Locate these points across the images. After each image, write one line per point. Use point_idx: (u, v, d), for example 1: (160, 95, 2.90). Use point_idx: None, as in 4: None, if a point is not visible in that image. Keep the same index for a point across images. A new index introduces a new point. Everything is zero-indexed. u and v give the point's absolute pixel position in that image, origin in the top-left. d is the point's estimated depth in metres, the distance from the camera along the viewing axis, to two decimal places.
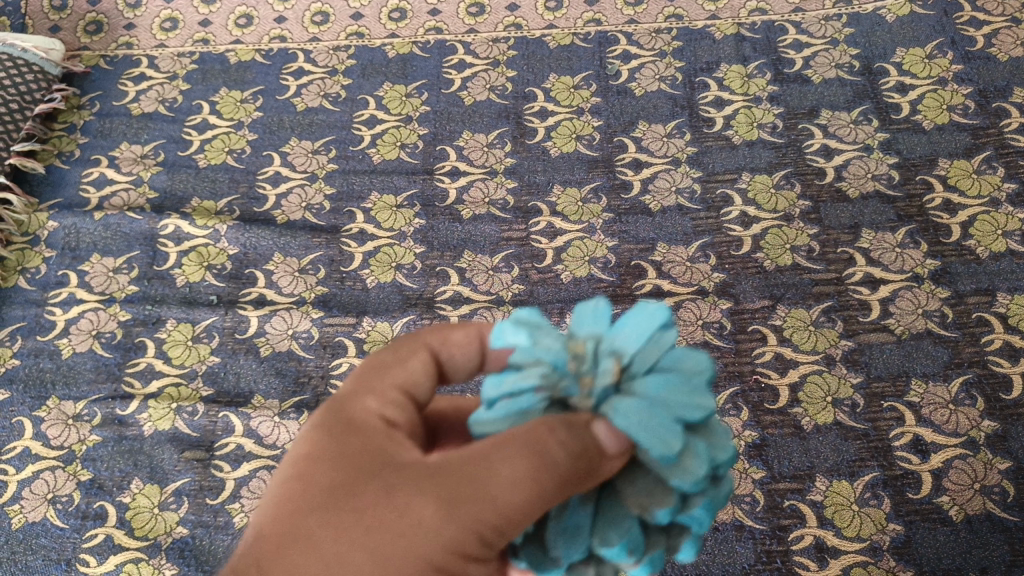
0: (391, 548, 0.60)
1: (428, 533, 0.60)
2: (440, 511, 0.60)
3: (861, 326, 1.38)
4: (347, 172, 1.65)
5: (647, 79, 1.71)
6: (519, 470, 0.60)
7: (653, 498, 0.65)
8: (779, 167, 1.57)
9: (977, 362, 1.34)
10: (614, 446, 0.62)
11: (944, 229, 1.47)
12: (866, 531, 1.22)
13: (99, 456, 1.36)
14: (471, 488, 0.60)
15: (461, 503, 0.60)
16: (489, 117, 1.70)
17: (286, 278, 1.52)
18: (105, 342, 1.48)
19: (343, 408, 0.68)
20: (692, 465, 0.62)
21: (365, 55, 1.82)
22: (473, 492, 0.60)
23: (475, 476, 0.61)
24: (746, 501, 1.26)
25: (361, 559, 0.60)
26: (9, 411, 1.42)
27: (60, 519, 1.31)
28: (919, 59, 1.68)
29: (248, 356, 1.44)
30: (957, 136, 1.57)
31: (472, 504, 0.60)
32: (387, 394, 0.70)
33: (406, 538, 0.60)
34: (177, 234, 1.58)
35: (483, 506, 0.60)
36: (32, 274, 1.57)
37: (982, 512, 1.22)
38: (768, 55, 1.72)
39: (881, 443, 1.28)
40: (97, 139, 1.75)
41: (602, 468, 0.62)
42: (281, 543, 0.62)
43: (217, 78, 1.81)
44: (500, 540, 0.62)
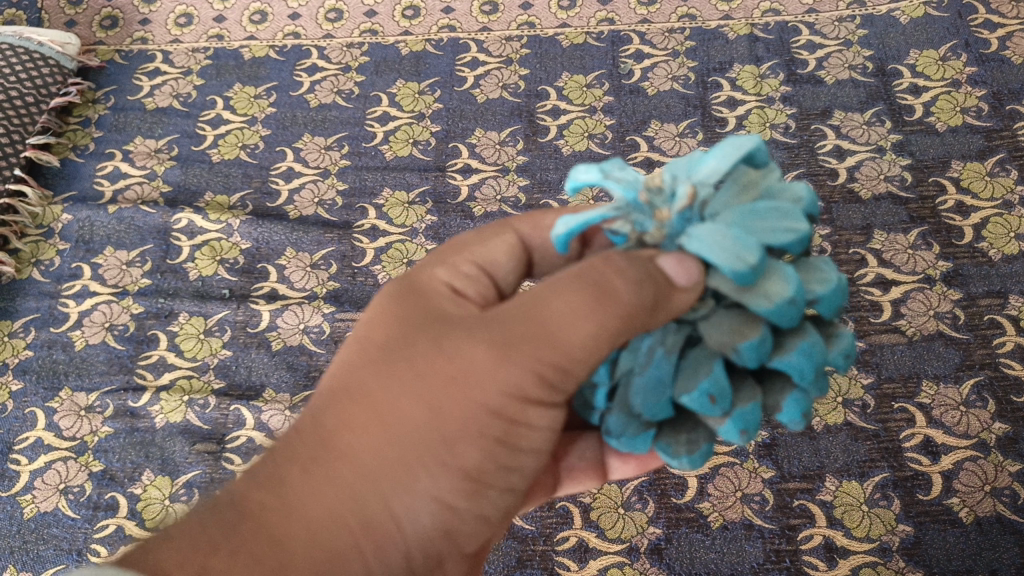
0: (444, 390, 0.68)
1: (478, 376, 0.67)
2: (491, 354, 0.67)
3: (872, 327, 1.39)
4: (360, 169, 1.66)
5: (660, 79, 1.72)
6: (576, 301, 0.64)
7: (737, 334, 0.63)
8: (791, 167, 1.57)
9: (989, 364, 1.33)
10: (685, 280, 0.63)
11: (957, 231, 1.46)
12: (876, 531, 1.22)
13: (112, 448, 1.37)
14: (522, 327, 0.66)
15: (509, 345, 0.66)
16: (502, 114, 1.70)
17: (298, 273, 1.53)
18: (118, 334, 1.48)
19: (416, 279, 0.76)
20: (776, 289, 0.61)
21: (379, 52, 1.83)
22: (524, 331, 0.66)
23: (536, 316, 0.66)
24: (756, 500, 1.26)
25: (412, 405, 0.68)
26: (22, 402, 1.43)
27: (72, 509, 1.32)
28: (932, 61, 1.67)
29: (260, 350, 1.44)
30: (971, 139, 1.56)
31: (522, 343, 0.66)
32: (462, 268, 0.78)
33: (457, 379, 0.67)
34: (191, 228, 1.59)
35: (536, 343, 0.65)
36: (46, 266, 1.58)
37: (993, 514, 1.22)
38: (782, 55, 1.72)
39: (891, 444, 1.28)
40: (111, 134, 1.77)
41: (672, 301, 0.63)
42: (344, 398, 0.71)
43: (231, 73, 1.82)
44: (559, 377, 0.67)
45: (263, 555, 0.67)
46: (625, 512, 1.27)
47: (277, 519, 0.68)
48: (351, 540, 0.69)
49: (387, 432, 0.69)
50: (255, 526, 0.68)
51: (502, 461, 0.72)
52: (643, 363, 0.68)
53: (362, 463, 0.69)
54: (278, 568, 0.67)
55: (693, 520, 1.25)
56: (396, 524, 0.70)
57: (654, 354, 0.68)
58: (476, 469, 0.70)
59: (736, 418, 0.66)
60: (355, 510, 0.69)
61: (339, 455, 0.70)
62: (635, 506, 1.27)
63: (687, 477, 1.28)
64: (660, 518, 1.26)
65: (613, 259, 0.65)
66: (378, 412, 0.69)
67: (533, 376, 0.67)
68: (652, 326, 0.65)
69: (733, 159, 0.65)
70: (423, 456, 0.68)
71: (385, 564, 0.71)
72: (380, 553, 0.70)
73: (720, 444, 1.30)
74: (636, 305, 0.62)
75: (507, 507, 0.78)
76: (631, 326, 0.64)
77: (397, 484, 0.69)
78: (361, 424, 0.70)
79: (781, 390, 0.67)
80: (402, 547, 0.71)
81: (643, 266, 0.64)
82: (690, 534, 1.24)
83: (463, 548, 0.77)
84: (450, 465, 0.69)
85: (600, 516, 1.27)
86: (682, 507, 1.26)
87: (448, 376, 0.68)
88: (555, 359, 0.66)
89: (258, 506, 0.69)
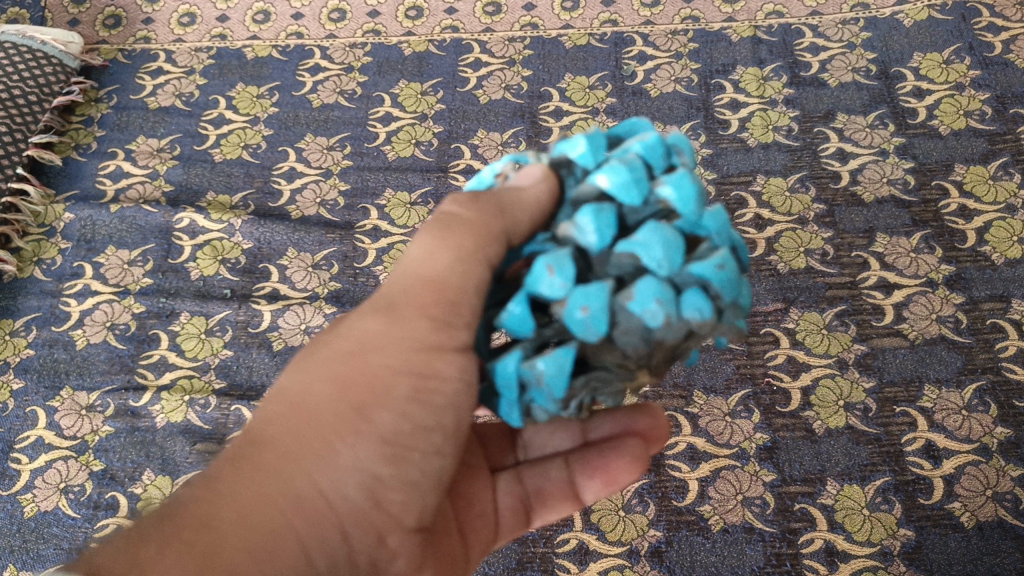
0: (345, 361, 0.70)
1: (373, 343, 0.70)
2: (378, 321, 0.70)
3: (874, 331, 1.38)
4: (362, 169, 1.66)
5: (663, 80, 1.71)
6: (429, 241, 0.70)
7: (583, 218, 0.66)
8: (794, 169, 1.57)
9: (991, 368, 1.33)
10: (529, 181, 0.70)
11: (959, 235, 1.46)
12: (877, 535, 1.22)
13: (112, 447, 1.37)
14: (403, 287, 0.71)
15: (393, 308, 0.70)
16: (504, 115, 1.70)
17: (299, 274, 1.53)
18: (119, 334, 1.48)
19: None
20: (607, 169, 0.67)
21: (382, 52, 1.82)
22: (400, 289, 0.71)
23: (418, 276, 0.70)
24: (757, 503, 1.25)
25: (322, 382, 0.69)
26: (23, 400, 1.43)
27: (72, 508, 1.32)
28: (936, 64, 1.67)
29: (261, 350, 1.44)
30: (974, 142, 1.56)
31: (400, 299, 0.70)
32: None
33: (355, 350, 0.70)
34: (192, 227, 1.59)
35: (414, 293, 0.69)
36: (48, 265, 1.58)
37: (994, 519, 1.21)
38: (785, 58, 1.72)
39: (893, 448, 1.28)
40: (113, 133, 1.77)
41: (524, 194, 0.68)
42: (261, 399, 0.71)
43: (234, 73, 1.82)
44: (451, 315, 0.68)
45: (192, 537, 0.60)
46: (625, 514, 1.26)
47: (203, 509, 0.63)
48: (283, 520, 0.65)
49: (300, 413, 0.68)
50: (180, 520, 0.61)
51: (420, 421, 0.70)
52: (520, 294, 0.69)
53: (281, 445, 0.67)
54: (207, 551, 0.60)
55: (694, 522, 1.25)
56: (324, 498, 0.67)
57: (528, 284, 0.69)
58: (395, 433, 0.69)
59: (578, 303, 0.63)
60: (281, 490, 0.66)
61: (259, 442, 0.67)
62: (636, 509, 1.26)
63: (688, 480, 1.28)
64: (661, 521, 1.25)
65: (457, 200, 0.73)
66: (293, 396, 0.69)
67: (423, 323, 0.68)
68: (524, 228, 0.69)
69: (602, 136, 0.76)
70: (341, 425, 0.68)
71: (320, 541, 0.67)
72: (312, 529, 0.67)
73: (721, 447, 1.30)
74: (482, 218, 0.68)
75: (441, 482, 0.76)
76: (485, 236, 0.68)
77: (313, 457, 0.67)
78: (277, 414, 0.68)
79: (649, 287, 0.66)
80: (335, 521, 0.68)
81: (488, 193, 0.70)
82: (690, 536, 1.24)
83: (402, 522, 0.74)
84: (368, 430, 0.68)
85: (601, 518, 1.27)
86: (682, 510, 1.26)
87: (347, 348, 0.70)
88: (433, 298, 0.68)
89: (184, 504, 0.63)
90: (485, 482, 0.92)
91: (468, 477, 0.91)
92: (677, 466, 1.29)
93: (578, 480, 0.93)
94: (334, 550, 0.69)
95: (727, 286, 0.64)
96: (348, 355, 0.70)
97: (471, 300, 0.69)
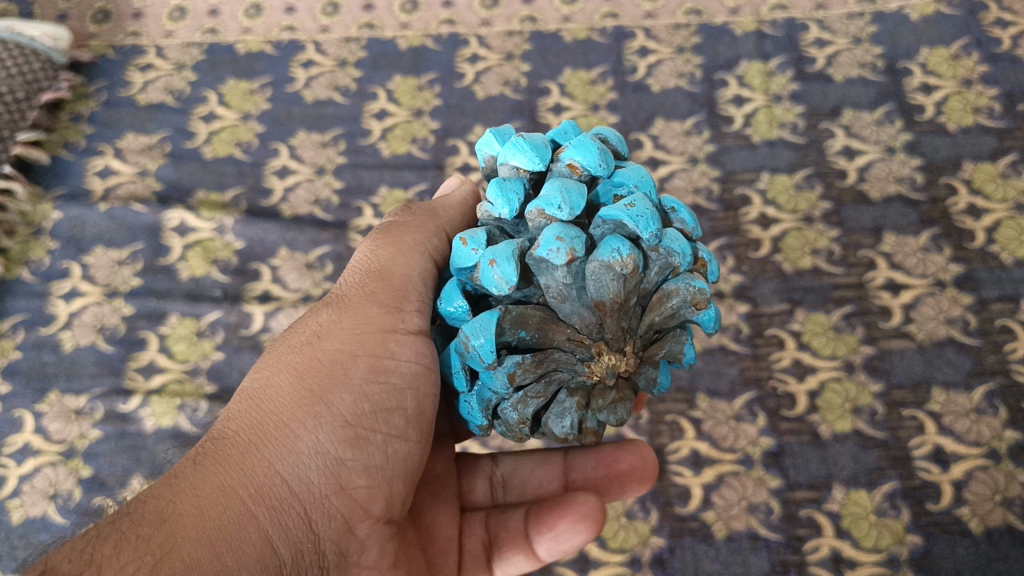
0: (301, 352, 0.74)
1: (326, 331, 0.75)
2: (330, 315, 0.77)
3: (882, 332, 1.35)
4: (356, 166, 1.62)
5: (665, 76, 1.68)
6: (373, 247, 0.84)
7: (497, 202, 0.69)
8: (799, 167, 1.53)
9: (1000, 370, 1.30)
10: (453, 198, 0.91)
11: (969, 234, 1.43)
12: (884, 542, 1.19)
13: (101, 452, 1.33)
14: (353, 285, 0.80)
15: (343, 301, 0.78)
16: (503, 112, 1.67)
17: (292, 274, 1.49)
18: (109, 336, 1.45)
19: None
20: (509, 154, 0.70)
21: (377, 47, 1.79)
22: (347, 285, 0.81)
23: (362, 272, 0.81)
24: (762, 510, 1.22)
25: (280, 376, 0.73)
26: (10, 404, 1.40)
27: (60, 515, 1.28)
28: (944, 59, 1.63)
29: (253, 352, 1.40)
30: (983, 139, 1.53)
31: (349, 292, 0.79)
32: None
33: (310, 340, 0.75)
34: (184, 227, 1.56)
35: (361, 285, 0.79)
36: (35, 265, 1.54)
37: (1004, 525, 1.18)
38: (790, 52, 1.68)
39: (901, 453, 1.24)
40: (103, 130, 1.73)
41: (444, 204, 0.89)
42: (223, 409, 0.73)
43: (226, 69, 1.78)
44: (396, 299, 0.77)
45: (149, 532, 0.60)
46: (627, 521, 1.23)
47: (163, 502, 0.63)
48: (243, 507, 0.64)
49: (261, 406, 0.71)
50: (140, 515, 0.61)
51: (379, 403, 0.73)
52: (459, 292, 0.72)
53: (240, 437, 0.69)
54: (165, 543, 0.60)
55: (697, 530, 1.22)
56: (286, 483, 0.67)
57: None
58: (352, 413, 0.71)
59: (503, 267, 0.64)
60: (240, 477, 0.66)
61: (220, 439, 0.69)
62: (638, 516, 1.23)
63: (691, 486, 1.24)
64: (663, 528, 1.22)
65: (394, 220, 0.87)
66: (255, 395, 0.72)
67: (372, 306, 0.76)
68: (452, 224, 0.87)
69: None
70: (300, 410, 0.70)
71: (285, 528, 0.66)
72: (275, 517, 0.65)
73: (725, 452, 1.27)
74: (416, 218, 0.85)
75: (408, 476, 0.75)
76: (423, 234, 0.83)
77: (274, 446, 0.68)
78: (238, 412, 0.71)
79: None
80: (301, 510, 0.67)
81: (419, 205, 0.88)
82: (693, 544, 1.21)
83: (376, 516, 0.72)
84: (325, 413, 0.70)
85: (602, 525, 1.23)
86: (685, 516, 1.22)
87: (302, 341, 0.75)
88: (379, 284, 0.78)
89: (144, 500, 0.63)
90: (452, 513, 0.90)
91: (430, 507, 0.88)
92: (680, 472, 1.25)
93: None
94: (303, 541, 0.67)
95: (645, 221, 0.63)
96: (303, 347, 0.74)
97: (416, 286, 0.78)
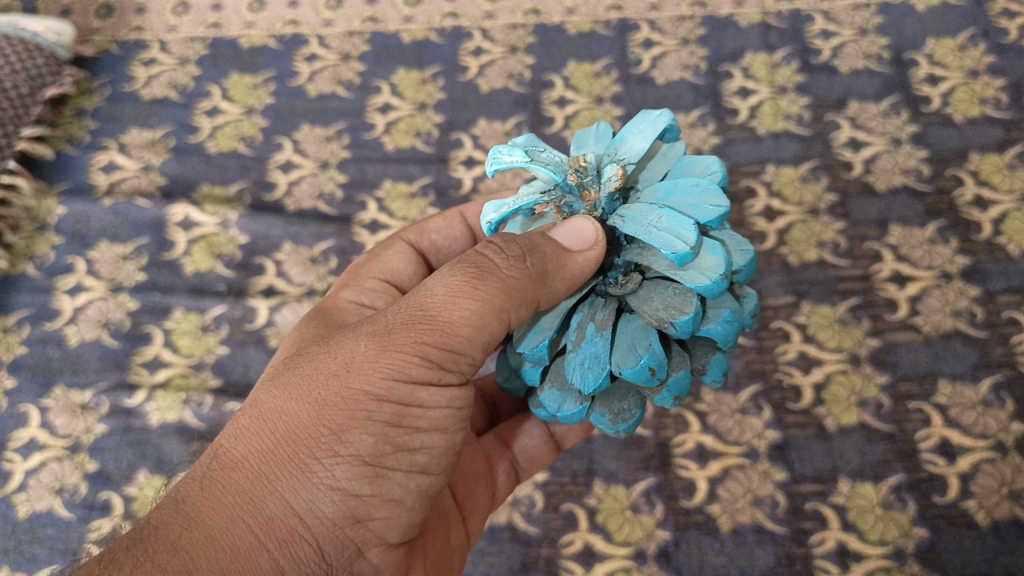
0: (325, 379, 0.70)
1: (358, 367, 0.70)
2: (369, 345, 0.70)
3: (888, 325, 1.34)
4: (359, 160, 1.62)
5: (670, 68, 1.67)
6: (454, 282, 0.70)
7: (672, 309, 0.65)
8: (805, 159, 1.52)
9: (1007, 363, 1.29)
10: (580, 244, 0.68)
11: (975, 225, 1.42)
12: (890, 535, 1.18)
13: (107, 447, 1.34)
14: (410, 316, 0.71)
15: (386, 332, 0.70)
16: (506, 105, 1.66)
17: (296, 268, 1.49)
18: (113, 331, 1.45)
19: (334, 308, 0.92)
20: (708, 264, 0.63)
21: (380, 40, 1.78)
22: (406, 319, 0.70)
23: (418, 306, 0.71)
24: (767, 503, 1.22)
25: (297, 403, 0.70)
26: (16, 399, 1.40)
27: (67, 509, 1.28)
28: (950, 50, 1.63)
29: (258, 347, 1.41)
30: (989, 130, 1.52)
31: (402, 331, 0.70)
32: (368, 285, 0.98)
33: (338, 372, 0.70)
34: (187, 222, 1.56)
35: (420, 329, 0.70)
36: (40, 261, 1.54)
37: (1011, 518, 1.17)
38: (795, 44, 1.67)
39: (907, 446, 1.24)
40: (107, 125, 1.73)
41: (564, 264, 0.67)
42: (241, 420, 0.72)
43: (229, 63, 1.78)
44: (445, 359, 0.70)
45: (161, 561, 0.62)
46: (632, 515, 1.23)
47: (175, 532, 0.65)
48: (251, 539, 0.66)
49: (274, 432, 0.69)
50: (152, 544, 0.64)
51: (397, 442, 0.70)
52: (576, 341, 0.69)
53: (252, 466, 0.68)
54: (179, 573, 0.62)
55: (702, 523, 1.21)
56: (298, 519, 0.67)
57: (586, 330, 0.69)
58: (372, 453, 0.69)
59: (648, 358, 0.65)
60: (251, 508, 0.67)
61: (238, 462, 0.69)
62: (643, 509, 1.23)
63: (696, 479, 1.24)
64: (668, 521, 1.22)
65: (492, 246, 0.72)
66: (275, 419, 0.70)
67: (416, 359, 0.69)
68: (553, 290, 0.70)
69: (652, 139, 0.69)
70: (318, 445, 0.68)
71: (294, 559, 0.67)
72: (284, 552, 0.67)
73: (731, 445, 1.26)
74: (516, 281, 0.68)
75: (428, 499, 0.75)
76: (518, 298, 0.69)
77: (285, 480, 0.67)
78: (251, 433, 0.70)
79: (704, 354, 0.74)
80: (313, 542, 0.68)
81: (532, 248, 0.69)
82: (698, 537, 1.21)
83: (387, 540, 0.73)
84: (343, 451, 0.68)
85: (607, 519, 1.23)
86: (690, 510, 1.22)
87: (330, 371, 0.70)
88: (438, 343, 0.69)
89: (157, 527, 0.66)
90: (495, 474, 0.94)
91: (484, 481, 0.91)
92: (685, 465, 1.25)
93: (555, 430, 1.03)
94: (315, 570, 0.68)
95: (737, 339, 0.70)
96: (330, 377, 0.70)
97: (471, 351, 0.72)
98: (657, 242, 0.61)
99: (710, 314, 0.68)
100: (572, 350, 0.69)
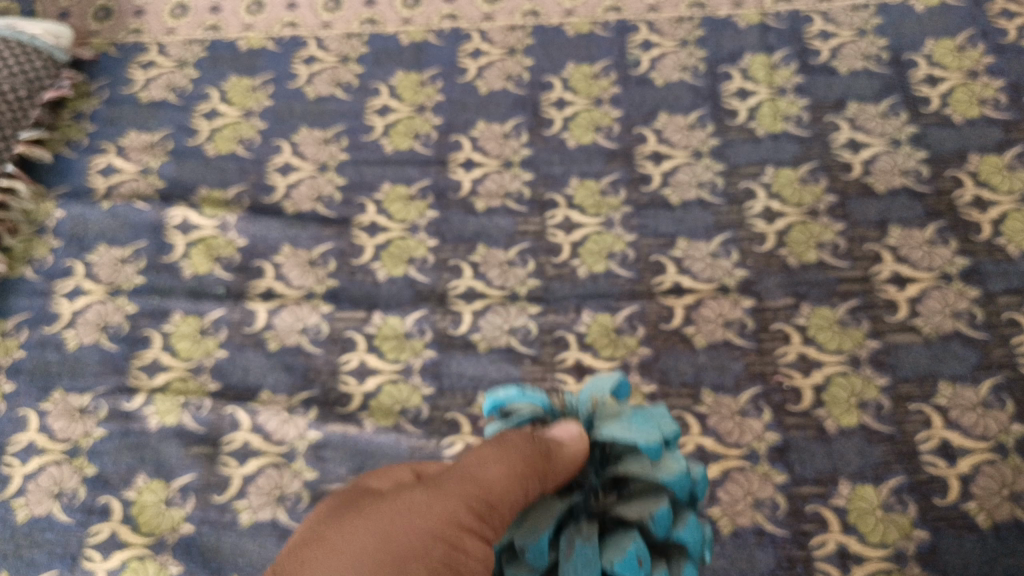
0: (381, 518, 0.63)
1: (420, 509, 0.64)
2: (424, 494, 0.66)
3: (888, 326, 1.34)
4: (358, 162, 1.62)
5: (668, 69, 1.67)
6: (483, 457, 0.72)
7: (650, 506, 0.79)
8: (804, 160, 1.52)
9: (1008, 364, 1.29)
10: (567, 437, 0.79)
11: (975, 226, 1.42)
12: (891, 537, 1.17)
13: (105, 451, 1.33)
14: (451, 482, 0.68)
15: (437, 487, 0.67)
16: (505, 107, 1.66)
17: (295, 271, 1.49)
18: (112, 334, 1.45)
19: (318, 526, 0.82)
20: (673, 465, 0.81)
21: (379, 42, 1.78)
22: (451, 481, 0.68)
23: (456, 476, 0.69)
24: (768, 505, 1.21)
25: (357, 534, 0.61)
26: (14, 403, 1.39)
27: (65, 514, 1.28)
28: (949, 50, 1.63)
29: (257, 350, 1.41)
30: (989, 131, 1.52)
31: (453, 486, 0.67)
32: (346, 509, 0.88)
33: (401, 513, 0.63)
34: (186, 224, 1.56)
35: (467, 488, 0.67)
36: (39, 264, 1.54)
37: (1012, 520, 1.17)
38: (794, 44, 1.67)
39: (907, 447, 1.24)
40: (105, 128, 1.72)
41: (561, 451, 0.77)
42: (302, 541, 0.63)
43: (228, 65, 1.78)
44: (489, 517, 0.66)
45: None
46: None
47: None
48: None
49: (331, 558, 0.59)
50: None
51: None
52: (566, 552, 0.76)
53: None
54: None
55: (702, 525, 1.21)
56: None
57: (574, 542, 0.76)
58: None
59: (635, 549, 0.76)
60: None
61: (309, 562, 0.59)
62: None
63: None
64: None
65: (506, 437, 0.76)
66: (343, 529, 0.62)
67: (468, 506, 0.65)
68: (549, 483, 0.75)
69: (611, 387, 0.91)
70: (398, 538, 0.60)
71: None
72: None
73: (730, 447, 1.26)
74: (529, 455, 0.73)
75: None
76: (532, 475, 0.72)
77: None
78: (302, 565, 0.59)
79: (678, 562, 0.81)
80: None
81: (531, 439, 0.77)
82: None
83: None
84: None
85: None
86: None
87: (387, 513, 0.63)
88: (484, 499, 0.67)
89: None
90: None
91: None
92: None
93: None
94: None
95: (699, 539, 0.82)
96: (387, 515, 0.63)
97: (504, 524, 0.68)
98: (635, 437, 0.80)
99: (679, 522, 0.82)
100: (565, 561, 0.76)
